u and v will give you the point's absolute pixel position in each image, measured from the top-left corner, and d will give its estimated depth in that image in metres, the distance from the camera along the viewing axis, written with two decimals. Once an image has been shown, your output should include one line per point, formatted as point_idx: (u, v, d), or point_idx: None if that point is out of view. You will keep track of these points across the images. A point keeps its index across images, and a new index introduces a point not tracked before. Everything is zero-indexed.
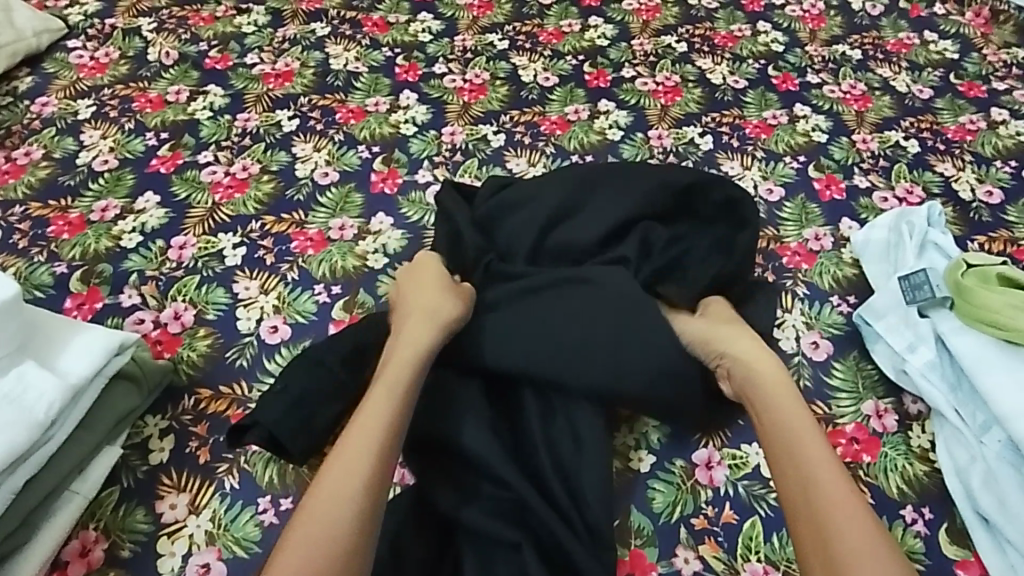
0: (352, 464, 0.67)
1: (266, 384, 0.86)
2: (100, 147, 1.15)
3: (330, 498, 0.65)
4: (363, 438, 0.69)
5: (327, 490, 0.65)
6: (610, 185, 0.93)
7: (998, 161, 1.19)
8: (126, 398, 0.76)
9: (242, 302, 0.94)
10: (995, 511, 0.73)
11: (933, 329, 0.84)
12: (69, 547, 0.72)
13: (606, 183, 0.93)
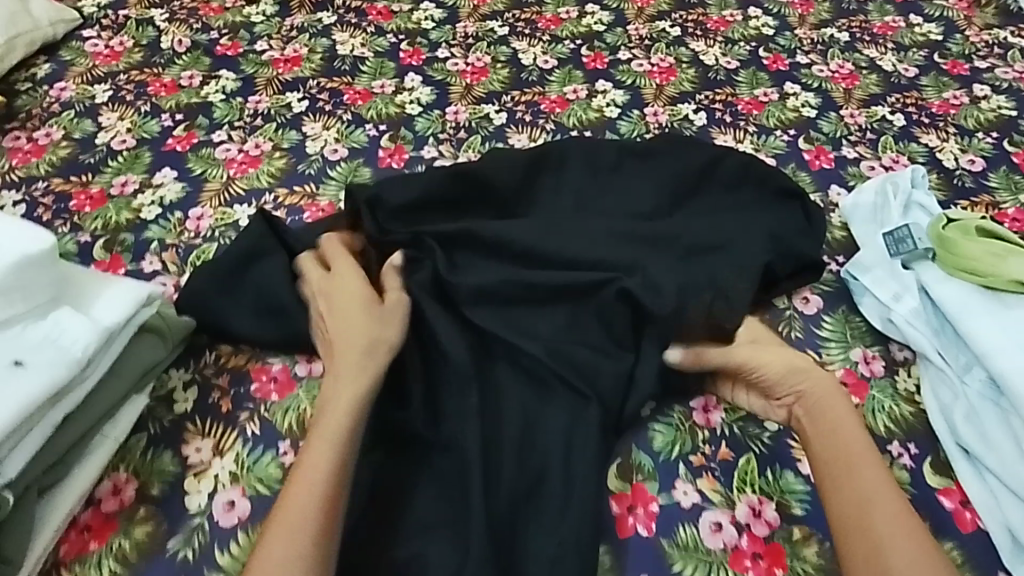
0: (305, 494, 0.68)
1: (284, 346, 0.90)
2: (118, 128, 1.20)
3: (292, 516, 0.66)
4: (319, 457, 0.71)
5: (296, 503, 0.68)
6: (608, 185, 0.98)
7: (980, 132, 1.24)
8: (153, 349, 0.80)
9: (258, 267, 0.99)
10: (976, 442, 0.77)
11: (918, 279, 0.88)
12: (102, 487, 0.75)
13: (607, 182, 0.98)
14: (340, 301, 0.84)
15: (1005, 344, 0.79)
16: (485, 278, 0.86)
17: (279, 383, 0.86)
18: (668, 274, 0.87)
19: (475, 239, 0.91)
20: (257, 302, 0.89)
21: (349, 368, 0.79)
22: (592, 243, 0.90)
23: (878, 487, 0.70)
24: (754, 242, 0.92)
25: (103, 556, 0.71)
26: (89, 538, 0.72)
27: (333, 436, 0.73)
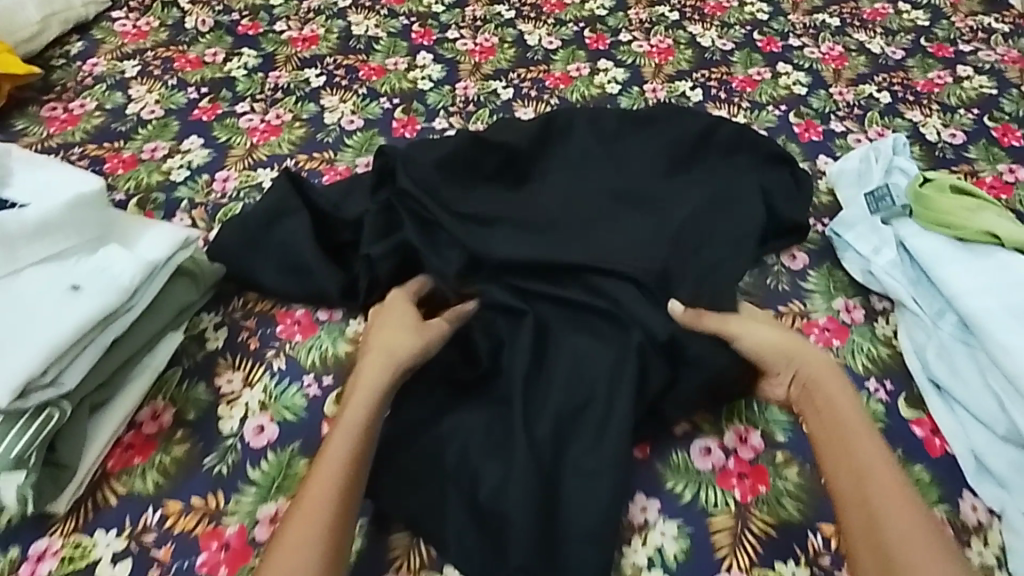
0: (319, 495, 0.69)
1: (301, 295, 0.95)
2: (147, 99, 1.27)
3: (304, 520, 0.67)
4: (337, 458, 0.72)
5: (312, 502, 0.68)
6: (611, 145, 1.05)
7: (962, 109, 1.30)
8: (188, 290, 0.87)
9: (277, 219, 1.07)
10: (946, 377, 0.83)
11: (896, 234, 0.94)
12: (142, 412, 0.82)
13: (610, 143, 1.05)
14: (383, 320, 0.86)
15: (972, 287, 0.85)
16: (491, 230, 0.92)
17: (302, 325, 0.93)
18: (663, 227, 0.94)
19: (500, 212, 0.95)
20: (280, 260, 0.93)
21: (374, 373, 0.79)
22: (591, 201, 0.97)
23: (889, 488, 0.68)
24: (746, 199, 0.98)
25: (146, 469, 0.77)
26: (133, 455, 0.78)
27: (354, 440, 0.73)
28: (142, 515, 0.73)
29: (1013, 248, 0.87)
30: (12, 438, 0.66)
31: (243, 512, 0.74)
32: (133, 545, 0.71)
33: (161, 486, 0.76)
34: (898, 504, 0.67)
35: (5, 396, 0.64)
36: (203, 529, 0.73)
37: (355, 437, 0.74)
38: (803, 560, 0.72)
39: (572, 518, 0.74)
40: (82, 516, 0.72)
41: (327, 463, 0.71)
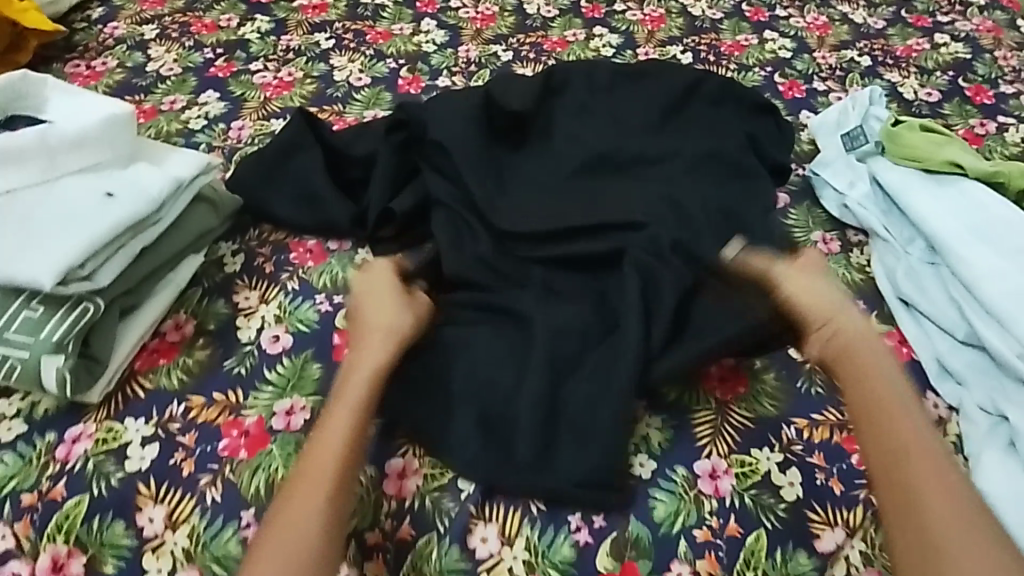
0: (306, 481, 0.70)
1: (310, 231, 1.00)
2: (165, 59, 1.34)
3: (292, 513, 0.68)
4: (322, 445, 0.72)
5: (298, 492, 0.69)
6: (603, 93, 1.11)
7: (938, 71, 1.36)
8: (206, 218, 0.91)
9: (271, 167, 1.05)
10: (913, 293, 0.89)
11: (869, 169, 1.01)
12: (165, 324, 0.88)
13: (602, 91, 1.11)
14: (369, 284, 0.86)
15: (936, 210, 0.92)
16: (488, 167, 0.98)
17: (313, 253, 0.98)
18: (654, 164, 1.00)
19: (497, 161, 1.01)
20: (296, 190, 1.00)
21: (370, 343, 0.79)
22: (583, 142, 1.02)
23: (933, 480, 0.69)
24: (732, 140, 1.05)
25: (171, 369, 0.83)
26: (159, 357, 0.84)
27: (354, 412, 0.74)
28: (167, 407, 0.79)
29: (975, 176, 0.94)
30: (53, 326, 0.73)
31: (261, 406, 0.80)
32: (160, 431, 0.77)
33: (185, 383, 0.82)
34: (952, 493, 0.68)
35: (48, 279, 0.71)
36: (224, 419, 0.79)
37: (354, 411, 0.74)
38: (777, 447, 0.77)
39: (573, 446, 0.74)
40: (114, 406, 0.79)
41: (324, 449, 0.71)
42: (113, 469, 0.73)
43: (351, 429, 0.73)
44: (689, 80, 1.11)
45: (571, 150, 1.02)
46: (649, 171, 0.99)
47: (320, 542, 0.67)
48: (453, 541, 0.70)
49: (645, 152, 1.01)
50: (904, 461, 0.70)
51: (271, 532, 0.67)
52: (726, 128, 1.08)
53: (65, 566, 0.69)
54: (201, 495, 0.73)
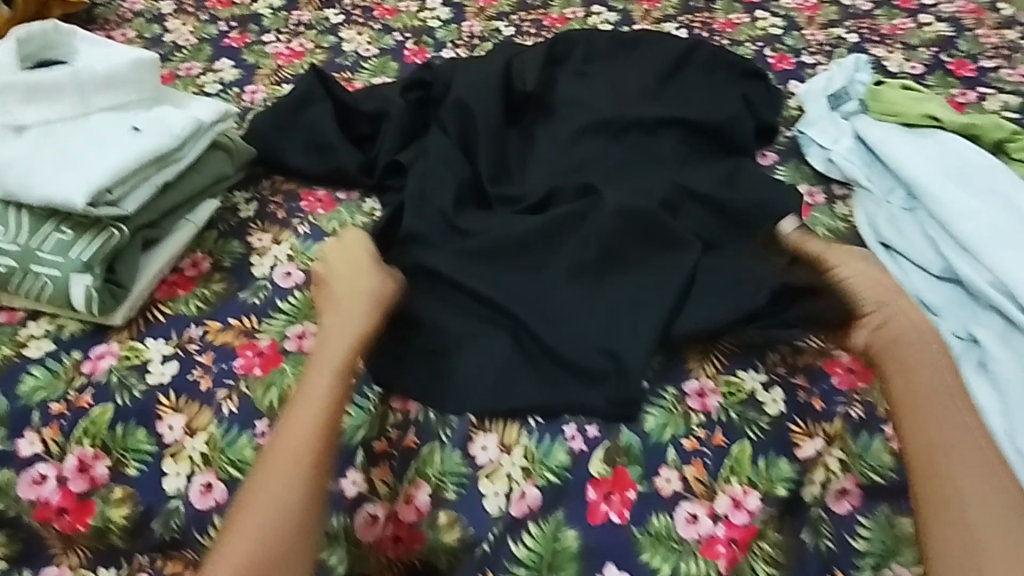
0: (282, 454, 0.71)
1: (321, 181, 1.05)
2: (182, 31, 1.40)
3: (271, 483, 0.70)
4: (300, 418, 0.73)
5: (276, 464, 0.71)
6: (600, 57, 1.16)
7: (922, 47, 1.41)
8: (222, 164, 0.95)
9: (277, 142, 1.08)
10: (892, 235, 0.93)
11: (852, 126, 1.06)
12: (183, 261, 0.92)
13: (598, 54, 1.15)
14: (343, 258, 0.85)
15: (914, 159, 0.98)
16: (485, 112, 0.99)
17: (323, 202, 1.03)
18: None
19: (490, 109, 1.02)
20: (307, 140, 1.05)
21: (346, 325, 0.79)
22: (578, 97, 1.05)
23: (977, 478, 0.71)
24: (723, 99, 1.09)
25: (189, 298, 0.88)
26: (177, 289, 0.89)
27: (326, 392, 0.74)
28: (186, 329, 0.84)
29: (951, 128, 1.00)
30: (82, 248, 0.79)
31: (274, 331, 0.85)
32: (179, 351, 0.82)
33: (203, 310, 0.87)
34: (995, 498, 0.70)
35: (79, 199, 0.77)
36: (240, 341, 0.83)
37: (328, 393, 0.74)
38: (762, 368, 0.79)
39: (575, 383, 0.77)
40: (136, 328, 0.83)
41: (299, 422, 0.72)
42: (135, 382, 0.78)
43: (324, 405, 0.73)
44: (683, 45, 1.15)
45: (566, 102, 1.05)
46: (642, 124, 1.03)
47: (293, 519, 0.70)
48: (455, 446, 0.75)
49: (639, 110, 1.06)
50: (945, 462, 0.72)
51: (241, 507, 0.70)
52: (718, 87, 1.12)
53: (91, 468, 0.74)
54: (217, 407, 0.77)
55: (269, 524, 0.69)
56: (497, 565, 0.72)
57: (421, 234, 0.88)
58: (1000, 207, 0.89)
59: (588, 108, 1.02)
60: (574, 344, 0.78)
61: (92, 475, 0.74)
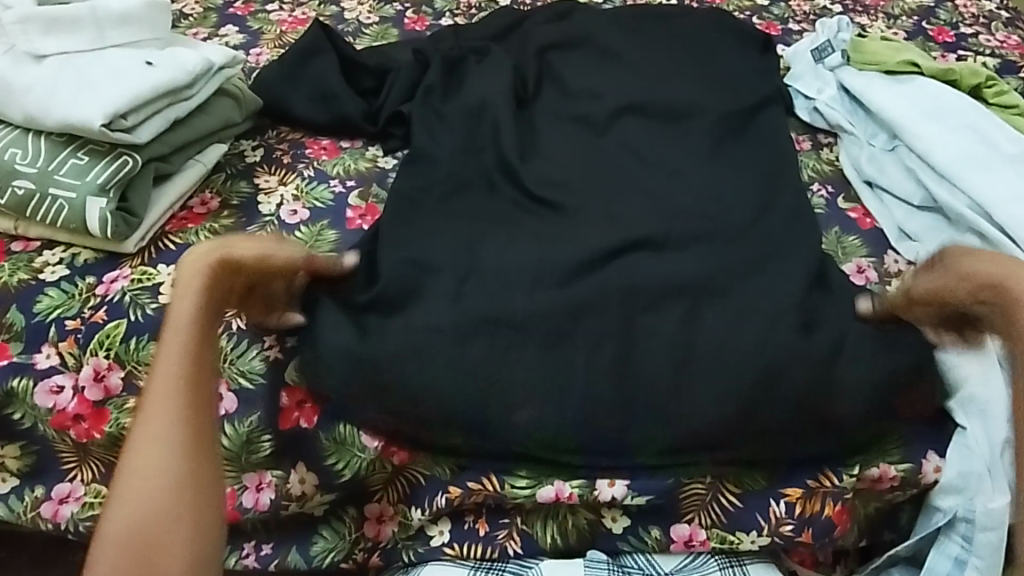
0: (145, 438, 0.69)
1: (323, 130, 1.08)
2: (188, 0, 1.42)
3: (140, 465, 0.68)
4: (161, 399, 0.70)
5: (145, 448, 0.68)
6: (595, 17, 1.18)
7: (903, 17, 1.45)
8: (231, 109, 0.99)
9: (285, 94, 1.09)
10: (875, 174, 0.97)
11: (836, 77, 1.10)
12: (192, 200, 0.95)
13: (593, 16, 1.18)
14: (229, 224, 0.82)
15: (894, 104, 1.02)
16: (489, 83, 1.04)
17: (328, 149, 1.06)
18: (642, 73, 1.07)
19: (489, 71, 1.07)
20: (312, 91, 1.09)
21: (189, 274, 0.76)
22: (574, 64, 1.10)
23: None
24: (716, 55, 1.12)
25: (198, 230, 0.91)
26: (187, 222, 0.92)
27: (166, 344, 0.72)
28: None
29: (930, 74, 1.04)
30: (98, 171, 0.82)
31: None
32: None
33: (212, 240, 0.90)
34: None
35: (96, 120, 0.80)
36: None
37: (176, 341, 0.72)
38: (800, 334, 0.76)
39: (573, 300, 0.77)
40: (148, 255, 0.86)
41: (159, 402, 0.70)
42: (147, 301, 0.80)
43: (183, 364, 0.71)
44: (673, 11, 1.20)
45: (565, 66, 1.10)
46: (636, 79, 1.06)
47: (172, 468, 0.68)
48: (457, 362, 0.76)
49: (634, 64, 1.09)
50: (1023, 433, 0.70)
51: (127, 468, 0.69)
52: (712, 45, 1.14)
53: (105, 377, 0.76)
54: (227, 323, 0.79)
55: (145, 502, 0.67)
56: (500, 466, 0.75)
57: (425, 185, 0.93)
58: (974, 138, 0.94)
59: (583, 70, 1.08)
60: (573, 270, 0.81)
61: (107, 384, 0.76)
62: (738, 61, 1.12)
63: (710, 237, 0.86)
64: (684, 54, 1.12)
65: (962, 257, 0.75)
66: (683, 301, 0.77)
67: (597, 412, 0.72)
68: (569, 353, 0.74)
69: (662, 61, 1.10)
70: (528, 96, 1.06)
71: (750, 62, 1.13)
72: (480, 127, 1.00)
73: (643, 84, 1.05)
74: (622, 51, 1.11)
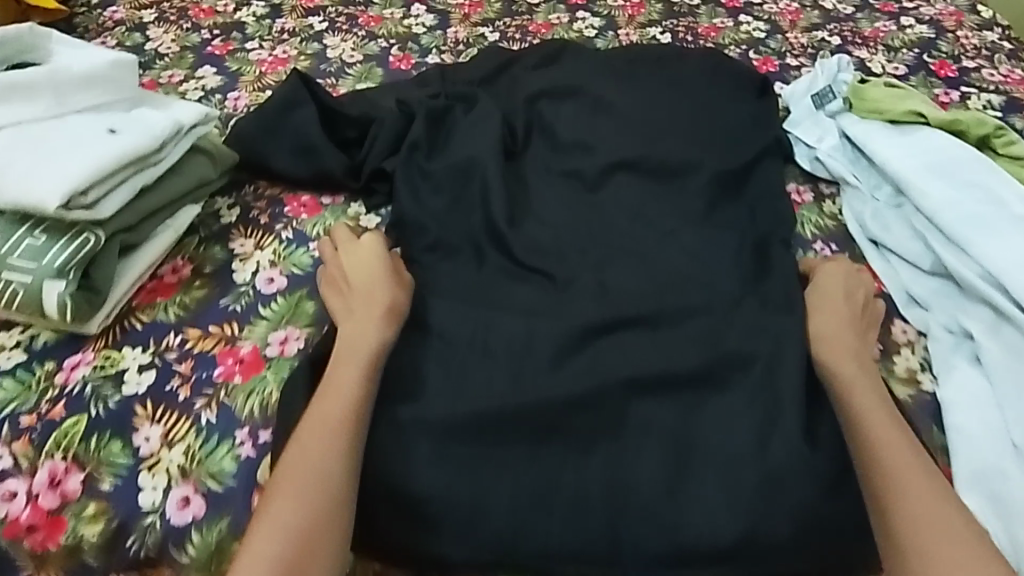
0: (313, 444, 0.67)
1: (304, 186, 1.01)
2: (164, 39, 1.35)
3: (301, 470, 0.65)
4: (333, 407, 0.69)
5: (310, 451, 0.66)
6: (586, 63, 1.13)
7: (904, 49, 1.40)
8: (204, 167, 0.93)
9: (262, 147, 1.02)
10: (881, 233, 0.93)
11: (837, 125, 1.06)
12: (163, 268, 0.89)
13: (585, 63, 1.13)
14: (357, 256, 0.85)
15: (900, 156, 0.97)
16: (476, 139, 0.99)
17: (308, 206, 1.00)
18: (636, 126, 1.02)
19: (477, 128, 1.02)
20: (293, 143, 1.02)
21: (367, 305, 0.79)
22: (565, 116, 1.04)
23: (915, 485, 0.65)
24: (715, 106, 1.07)
25: (167, 304, 0.85)
26: (157, 295, 0.86)
27: (363, 368, 0.73)
28: (165, 336, 0.82)
29: (936, 124, 1.00)
30: (56, 252, 0.77)
31: (257, 336, 0.83)
32: (158, 358, 0.80)
33: (182, 316, 0.84)
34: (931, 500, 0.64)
35: (52, 201, 0.75)
36: (221, 348, 0.81)
37: (360, 363, 0.73)
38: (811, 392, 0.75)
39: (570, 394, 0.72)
40: (113, 336, 0.81)
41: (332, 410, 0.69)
42: (110, 392, 0.77)
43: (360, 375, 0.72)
44: (669, 57, 1.15)
45: (556, 117, 1.04)
46: (631, 134, 1.01)
47: (342, 485, 0.65)
48: (441, 461, 0.70)
49: (628, 117, 1.04)
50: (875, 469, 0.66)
51: (281, 484, 0.65)
52: (711, 94, 1.09)
53: (62, 482, 0.72)
54: (197, 415, 0.75)
55: (303, 509, 0.63)
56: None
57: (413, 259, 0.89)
58: (983, 197, 0.89)
59: (574, 123, 1.03)
60: (564, 359, 0.77)
61: (64, 488, 0.72)
62: (739, 112, 1.07)
63: (711, 312, 0.81)
64: (680, 105, 1.06)
65: (819, 316, 0.80)
66: (678, 395, 0.74)
67: (590, 518, 0.67)
68: (559, 456, 0.70)
69: (658, 112, 1.05)
70: (518, 152, 1.01)
71: (750, 112, 1.08)
72: (466, 188, 0.95)
73: (638, 139, 1.00)
74: (615, 101, 1.06)
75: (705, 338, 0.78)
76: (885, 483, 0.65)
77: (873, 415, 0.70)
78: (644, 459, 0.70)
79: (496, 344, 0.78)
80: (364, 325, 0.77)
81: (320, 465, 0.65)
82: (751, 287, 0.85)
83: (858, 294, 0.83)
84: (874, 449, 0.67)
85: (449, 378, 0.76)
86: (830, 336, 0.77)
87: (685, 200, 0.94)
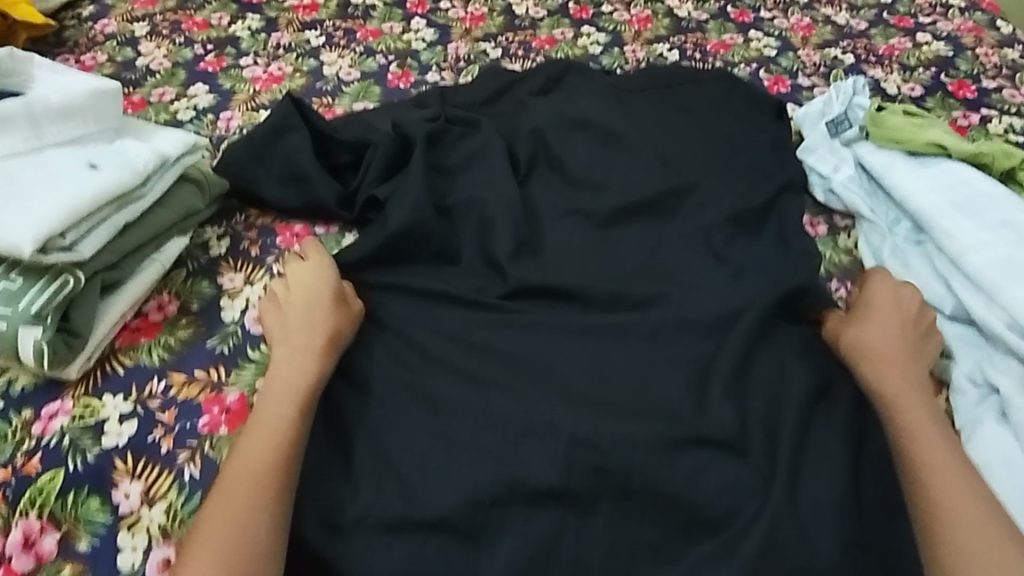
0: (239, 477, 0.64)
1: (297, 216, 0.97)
2: (156, 54, 1.31)
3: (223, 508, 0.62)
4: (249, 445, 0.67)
5: (231, 488, 0.64)
6: (592, 88, 1.09)
7: (921, 68, 1.36)
8: (192, 198, 0.89)
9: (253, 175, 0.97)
10: (900, 271, 0.89)
11: (854, 154, 1.02)
12: (149, 304, 0.85)
13: (590, 88, 1.09)
14: (301, 279, 0.82)
15: (920, 188, 0.93)
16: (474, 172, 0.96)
17: (301, 237, 0.95)
18: (642, 158, 0.99)
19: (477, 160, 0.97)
20: (283, 171, 0.97)
21: (301, 346, 0.75)
22: (569, 146, 1.00)
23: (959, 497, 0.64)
24: (725, 134, 1.03)
25: (151, 345, 0.81)
26: (140, 335, 0.82)
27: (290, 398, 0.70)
28: (148, 381, 0.78)
29: (958, 157, 0.95)
30: (33, 296, 0.74)
31: (243, 381, 0.79)
32: (139, 406, 0.76)
33: (166, 359, 0.80)
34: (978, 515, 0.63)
35: (27, 245, 0.72)
36: (206, 394, 0.77)
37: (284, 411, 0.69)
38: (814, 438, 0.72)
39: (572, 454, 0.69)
40: (92, 381, 0.78)
41: (251, 443, 0.67)
42: (89, 444, 0.73)
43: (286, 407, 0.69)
44: (678, 80, 1.10)
45: (560, 146, 1.00)
46: (636, 167, 0.98)
47: (254, 550, 0.60)
48: (433, 524, 0.66)
49: (634, 147, 1.00)
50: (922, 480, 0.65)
51: (202, 530, 0.62)
52: (722, 121, 1.05)
53: (36, 542, 0.67)
54: (180, 469, 0.72)
55: (222, 543, 0.60)
56: None
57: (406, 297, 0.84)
58: (1012, 238, 0.85)
59: (579, 153, 0.99)
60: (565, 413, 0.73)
61: (38, 549, 0.67)
62: (750, 140, 1.03)
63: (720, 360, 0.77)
64: (688, 134, 1.02)
65: (863, 341, 0.77)
66: (686, 453, 0.70)
67: None
68: (558, 520, 0.67)
69: (664, 143, 1.01)
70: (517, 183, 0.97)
71: (763, 141, 1.03)
72: (466, 222, 0.91)
73: (643, 173, 0.97)
74: (621, 129, 1.01)
75: (712, 390, 0.75)
76: (939, 513, 0.63)
77: (926, 438, 0.68)
78: (646, 525, 0.67)
79: (494, 395, 0.74)
80: (296, 356, 0.74)
81: (231, 521, 0.61)
82: (764, 327, 0.80)
83: (910, 310, 0.80)
84: (927, 474, 0.65)
85: (444, 431, 0.72)
86: (873, 352, 0.75)
87: (692, 240, 0.91)
